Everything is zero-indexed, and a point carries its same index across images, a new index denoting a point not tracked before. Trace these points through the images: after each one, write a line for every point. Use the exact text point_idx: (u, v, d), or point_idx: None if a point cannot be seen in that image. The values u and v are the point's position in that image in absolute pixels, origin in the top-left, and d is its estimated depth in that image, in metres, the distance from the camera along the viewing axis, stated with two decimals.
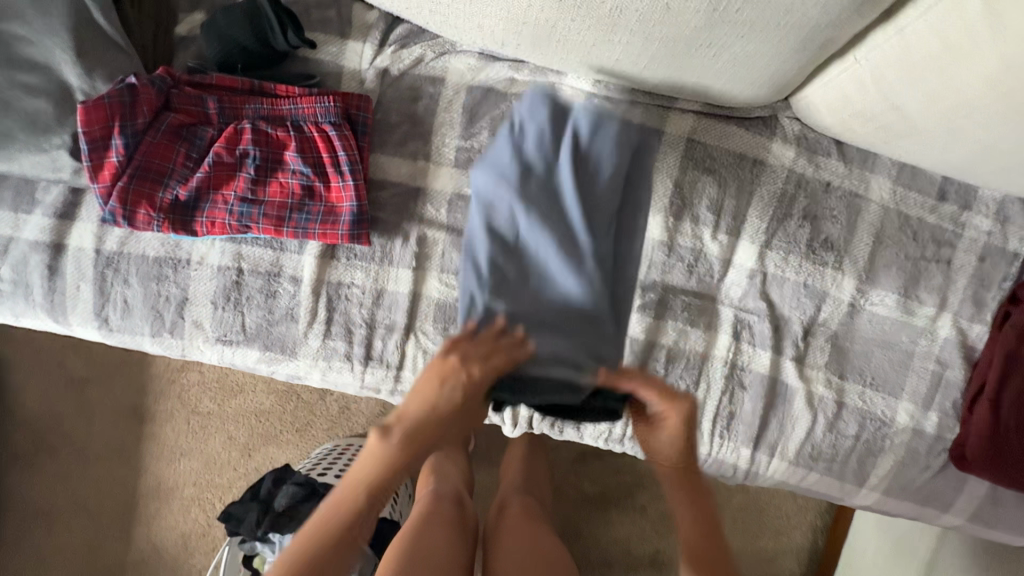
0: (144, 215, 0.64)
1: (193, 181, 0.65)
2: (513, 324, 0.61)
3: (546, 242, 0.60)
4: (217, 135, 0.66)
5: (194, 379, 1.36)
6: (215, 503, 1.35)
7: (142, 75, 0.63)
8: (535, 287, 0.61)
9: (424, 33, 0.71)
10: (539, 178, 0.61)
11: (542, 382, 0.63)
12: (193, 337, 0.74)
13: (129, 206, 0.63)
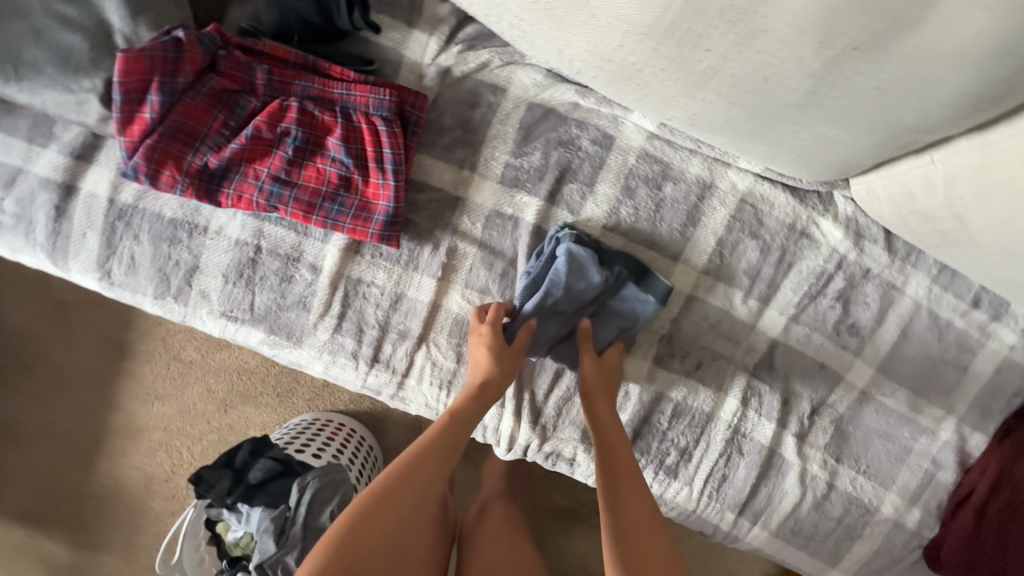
0: (169, 177, 0.60)
1: (228, 150, 0.61)
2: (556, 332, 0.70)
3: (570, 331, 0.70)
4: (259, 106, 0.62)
5: (179, 325, 1.32)
6: (183, 451, 1.36)
7: (191, 29, 0.59)
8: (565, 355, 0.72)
9: (494, 38, 0.67)
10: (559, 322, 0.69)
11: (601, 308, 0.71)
12: (197, 309, 0.71)
13: (154, 164, 0.59)
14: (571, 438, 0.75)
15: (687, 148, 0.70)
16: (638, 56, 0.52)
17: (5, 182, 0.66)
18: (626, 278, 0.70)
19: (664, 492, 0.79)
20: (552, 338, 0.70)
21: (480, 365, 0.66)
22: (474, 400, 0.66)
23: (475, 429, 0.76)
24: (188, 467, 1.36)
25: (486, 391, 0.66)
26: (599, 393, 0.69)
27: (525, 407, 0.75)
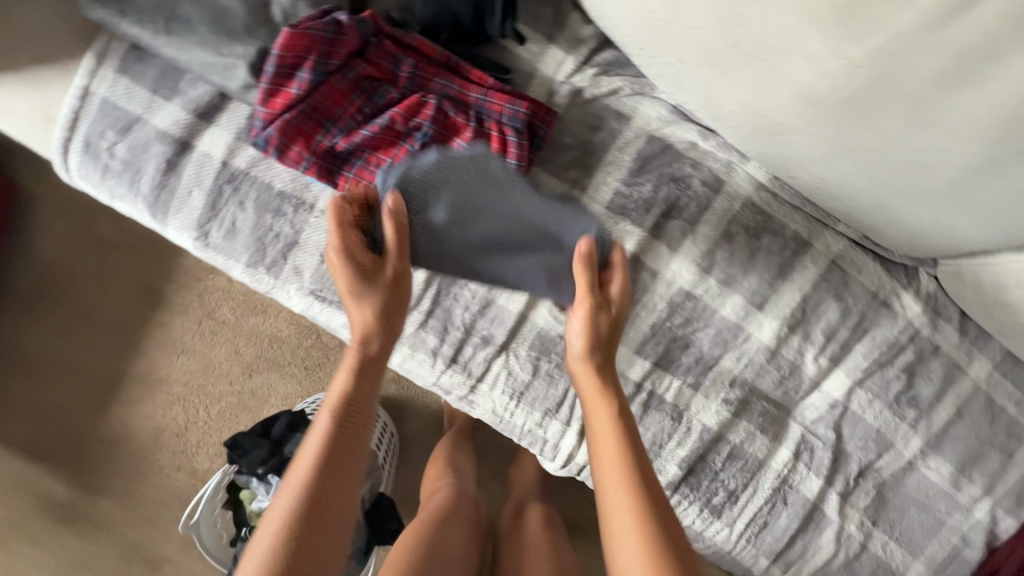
0: (297, 153, 0.60)
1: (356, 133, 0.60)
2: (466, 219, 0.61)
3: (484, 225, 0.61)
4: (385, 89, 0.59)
5: (218, 283, 1.31)
6: (199, 409, 1.34)
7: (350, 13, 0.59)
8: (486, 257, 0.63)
9: (629, 67, 0.68)
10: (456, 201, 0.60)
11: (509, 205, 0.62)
12: (287, 284, 0.70)
13: (285, 138, 0.59)
14: None
15: (792, 204, 0.72)
16: (796, 116, 0.55)
17: (122, 127, 0.65)
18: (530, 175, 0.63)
19: (705, 529, 0.80)
20: (470, 232, 0.61)
21: (361, 314, 0.60)
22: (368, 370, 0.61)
23: (535, 442, 0.77)
24: (202, 426, 1.35)
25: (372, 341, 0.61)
26: (580, 338, 0.63)
27: None
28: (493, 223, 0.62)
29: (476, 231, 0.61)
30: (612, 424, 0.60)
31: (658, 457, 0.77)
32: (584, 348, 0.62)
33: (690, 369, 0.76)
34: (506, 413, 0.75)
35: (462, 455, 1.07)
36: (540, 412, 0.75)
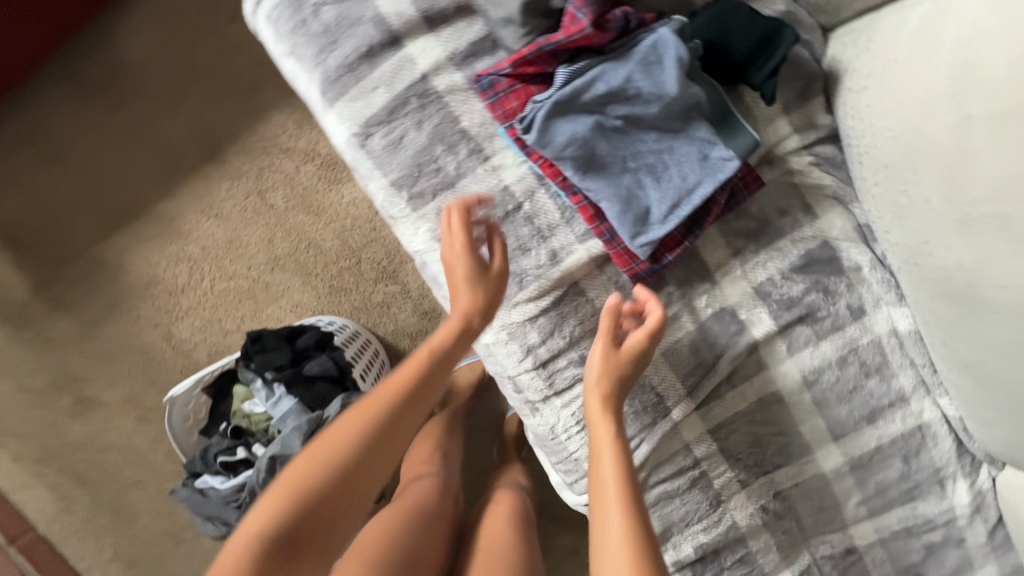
0: (511, 107, 0.60)
1: (559, 123, 0.58)
2: (609, 148, 0.59)
3: (622, 157, 0.60)
4: (619, 91, 0.57)
5: (282, 165, 1.22)
6: (206, 277, 1.26)
7: (632, 23, 0.58)
8: (613, 191, 0.60)
9: (840, 170, 0.67)
10: (609, 121, 0.58)
11: (653, 147, 0.60)
12: (421, 220, 0.66)
13: (509, 93, 0.60)
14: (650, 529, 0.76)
15: (913, 360, 0.72)
16: (990, 307, 0.55)
17: None
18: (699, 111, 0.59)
19: None
20: (605, 154, 0.59)
21: (466, 298, 0.62)
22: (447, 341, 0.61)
23: (573, 471, 0.75)
24: (200, 294, 1.28)
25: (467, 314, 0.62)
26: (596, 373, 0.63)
27: None
28: (632, 159, 0.60)
29: (610, 155, 0.59)
30: (615, 453, 0.59)
31: (679, 533, 0.77)
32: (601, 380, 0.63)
33: (746, 465, 0.76)
34: (563, 434, 0.73)
35: (454, 441, 0.97)
36: None
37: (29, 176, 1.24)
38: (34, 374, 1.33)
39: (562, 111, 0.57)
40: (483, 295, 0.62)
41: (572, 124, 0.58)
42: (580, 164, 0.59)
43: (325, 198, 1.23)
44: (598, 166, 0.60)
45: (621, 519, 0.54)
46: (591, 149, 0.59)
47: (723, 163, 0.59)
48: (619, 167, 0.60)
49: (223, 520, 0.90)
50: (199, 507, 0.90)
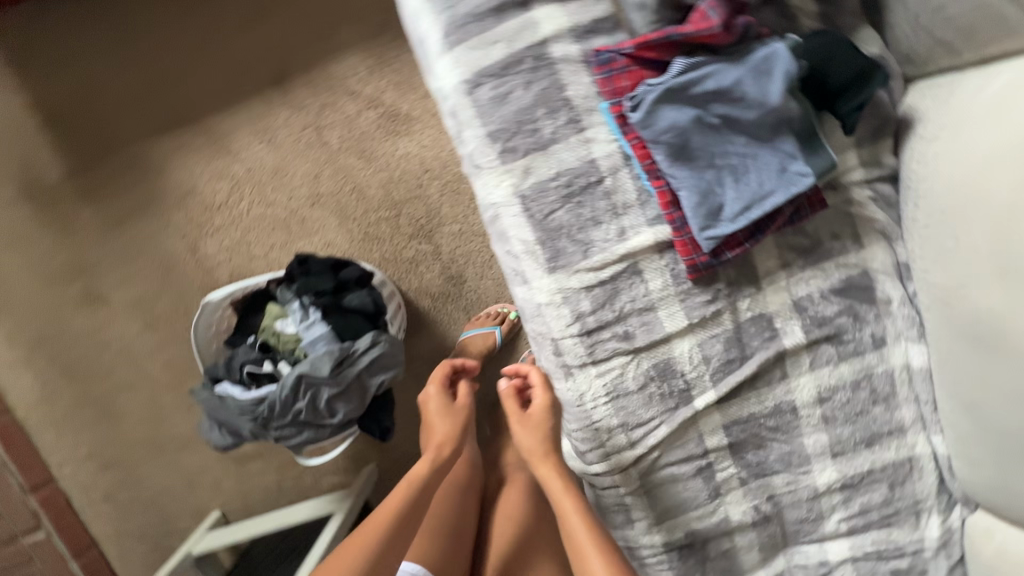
0: (622, 85, 0.65)
1: (663, 108, 0.62)
2: (702, 142, 0.64)
3: (711, 153, 0.64)
4: (725, 91, 0.61)
5: (343, 105, 1.24)
6: (246, 199, 1.28)
7: (753, 33, 0.63)
8: (694, 183, 0.65)
9: (893, 209, 0.73)
10: (709, 118, 0.63)
11: (740, 151, 0.64)
12: (506, 173, 0.70)
13: (624, 71, 0.65)
14: (650, 507, 0.81)
15: (917, 396, 0.79)
16: (1000, 348, 0.62)
17: None
18: (795, 123, 0.64)
19: None
20: (697, 147, 0.64)
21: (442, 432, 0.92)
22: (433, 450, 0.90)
23: (590, 439, 0.80)
24: (235, 214, 1.29)
25: (441, 448, 0.91)
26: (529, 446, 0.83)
27: (644, 460, 0.79)
28: (719, 157, 0.65)
29: (701, 148, 0.64)
30: (574, 504, 0.77)
31: (675, 515, 0.82)
32: (535, 447, 0.82)
33: (748, 465, 0.81)
34: (590, 403, 0.78)
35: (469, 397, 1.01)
36: (617, 421, 0.78)
37: (94, 65, 1.25)
38: (50, 258, 1.33)
39: (670, 98, 0.62)
40: (450, 423, 0.94)
41: (676, 111, 0.62)
42: (673, 150, 0.64)
43: (380, 146, 1.25)
44: (687, 157, 0.64)
45: (600, 562, 0.71)
46: (687, 140, 0.63)
47: (799, 180, 0.64)
48: (705, 162, 0.65)
49: (234, 427, 0.92)
50: (214, 410, 0.92)
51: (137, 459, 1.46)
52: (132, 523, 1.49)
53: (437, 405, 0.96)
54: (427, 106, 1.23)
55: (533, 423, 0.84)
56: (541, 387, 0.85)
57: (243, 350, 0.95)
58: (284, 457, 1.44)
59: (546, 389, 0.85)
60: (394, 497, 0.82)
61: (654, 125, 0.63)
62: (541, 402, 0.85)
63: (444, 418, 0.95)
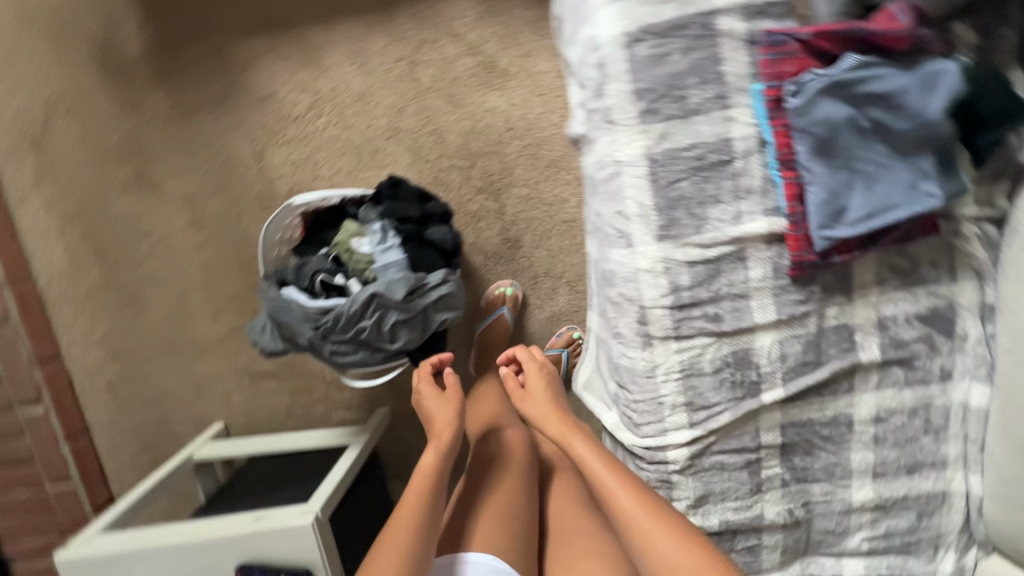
0: (787, 71, 0.67)
1: (824, 97, 0.65)
2: (849, 140, 0.66)
3: (854, 153, 0.66)
4: (887, 94, 0.64)
5: (444, 46, 1.22)
6: (324, 117, 1.26)
7: (924, 50, 0.65)
8: (830, 179, 0.67)
9: (993, 251, 0.75)
10: (863, 117, 0.65)
11: (881, 157, 0.66)
12: (641, 134, 0.71)
13: (793, 58, 0.66)
14: (691, 490, 0.83)
15: (967, 434, 0.81)
16: None
17: None
18: (937, 144, 0.65)
19: None
20: (843, 144, 0.66)
21: (444, 417, 0.99)
22: (440, 442, 0.96)
23: (651, 412, 0.82)
24: (309, 130, 1.27)
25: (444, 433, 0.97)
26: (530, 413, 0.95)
27: (699, 442, 0.81)
28: (860, 158, 0.67)
29: (846, 146, 0.66)
30: (589, 449, 0.85)
31: (712, 502, 0.84)
32: (539, 409, 0.94)
33: (793, 468, 0.84)
34: (661, 377, 0.79)
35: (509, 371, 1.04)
36: (682, 400, 0.80)
37: None
38: (110, 133, 1.30)
39: (834, 89, 0.64)
40: (451, 408, 1.01)
41: (833, 104, 0.65)
42: (819, 141, 0.66)
43: (470, 94, 1.24)
44: (830, 152, 0.67)
45: (627, 497, 0.77)
46: (836, 134, 0.66)
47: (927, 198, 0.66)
48: (846, 161, 0.67)
49: (292, 334, 0.91)
50: (276, 313, 0.91)
51: (150, 355, 1.43)
52: (130, 418, 1.46)
53: (431, 397, 1.03)
54: (526, 65, 1.22)
55: (529, 390, 0.97)
56: (524, 356, 1.01)
57: (314, 261, 0.94)
58: (300, 383, 1.43)
59: (529, 358, 1.01)
60: (416, 485, 0.90)
61: (809, 112, 0.65)
62: (532, 371, 0.99)
63: (444, 403, 1.02)
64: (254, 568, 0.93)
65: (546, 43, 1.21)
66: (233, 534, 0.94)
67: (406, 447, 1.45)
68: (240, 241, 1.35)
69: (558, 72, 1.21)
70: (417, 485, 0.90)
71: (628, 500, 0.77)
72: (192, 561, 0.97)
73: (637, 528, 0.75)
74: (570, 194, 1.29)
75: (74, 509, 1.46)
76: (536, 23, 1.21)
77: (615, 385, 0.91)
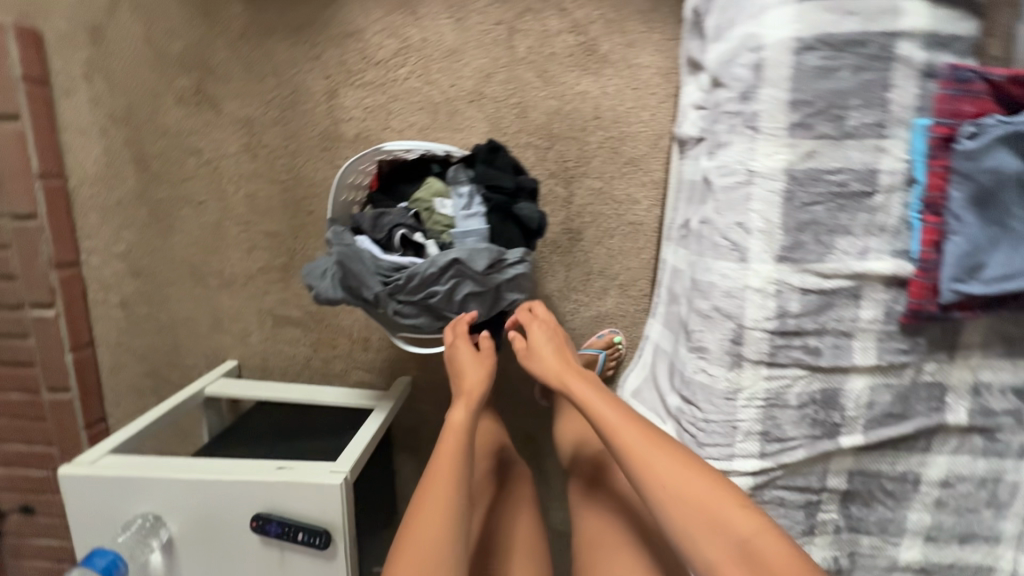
0: (967, 108, 0.65)
1: (999, 145, 0.64)
2: (1006, 195, 0.65)
3: (1006, 210, 0.65)
4: None
5: (547, 17, 1.16)
6: (407, 67, 1.20)
7: None
8: (975, 229, 0.66)
9: None
10: None
11: None
12: (787, 147, 0.67)
13: (977, 97, 0.65)
14: None
15: None
16: None
17: None
18: None
19: None
20: (1000, 198, 0.65)
21: (475, 373, 0.94)
22: (469, 399, 0.92)
23: (721, 434, 0.79)
24: (389, 78, 1.21)
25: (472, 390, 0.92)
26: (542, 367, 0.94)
27: (765, 474, 0.78)
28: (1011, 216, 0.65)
29: (1003, 200, 0.65)
30: (600, 397, 0.85)
31: None
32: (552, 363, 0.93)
33: (849, 516, 0.81)
34: (743, 400, 0.77)
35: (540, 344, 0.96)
36: (758, 428, 0.77)
37: None
38: (178, 39, 1.23)
39: (1011, 139, 0.63)
40: (483, 368, 0.94)
41: (1005, 154, 0.64)
42: (978, 188, 0.65)
43: (563, 74, 1.19)
44: (985, 202, 0.65)
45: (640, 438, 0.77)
46: (998, 185, 0.64)
47: None
48: (997, 214, 0.65)
49: (356, 286, 0.86)
50: (344, 262, 0.85)
51: (173, 278, 1.36)
52: (139, 339, 1.39)
53: (464, 358, 0.95)
54: (628, 55, 1.17)
55: (536, 345, 0.97)
56: (534, 313, 1.02)
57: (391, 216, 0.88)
58: (323, 336, 1.37)
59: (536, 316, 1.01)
60: (448, 444, 0.87)
61: (978, 155, 0.64)
62: (538, 327, 0.99)
63: (477, 362, 0.95)
64: (271, 521, 0.88)
65: (653, 37, 1.16)
66: (255, 480, 0.88)
67: (420, 421, 1.41)
68: (291, 178, 1.28)
69: (659, 69, 1.16)
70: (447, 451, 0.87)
71: (641, 443, 0.77)
72: (202, 502, 0.90)
73: (636, 454, 0.76)
74: (643, 196, 1.24)
75: (64, 423, 1.39)
76: (647, 14, 1.15)
77: (679, 400, 0.88)
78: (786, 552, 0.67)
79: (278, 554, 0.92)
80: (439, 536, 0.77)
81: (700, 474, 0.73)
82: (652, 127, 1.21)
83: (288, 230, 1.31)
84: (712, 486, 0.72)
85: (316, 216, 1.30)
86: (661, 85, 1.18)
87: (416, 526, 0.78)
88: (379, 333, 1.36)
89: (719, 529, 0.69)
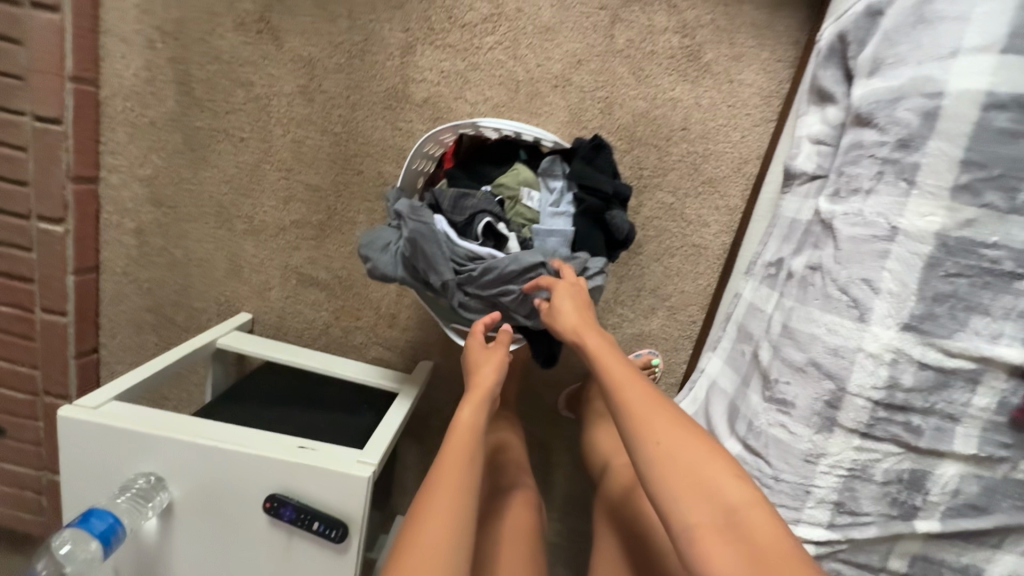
0: None
1: None
2: None
3: None
4: None
5: (655, 12, 1.08)
6: (494, 36, 1.10)
7: None
8: None
9: None
10: None
11: None
12: (944, 209, 0.61)
13: None
14: None
15: None
16: None
17: None
18: None
19: None
20: None
21: (489, 365, 0.89)
22: (482, 395, 0.86)
23: (789, 495, 0.74)
24: (472, 44, 1.11)
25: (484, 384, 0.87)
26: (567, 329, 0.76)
27: (830, 544, 0.74)
28: None
29: None
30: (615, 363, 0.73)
31: None
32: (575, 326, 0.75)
33: None
34: (824, 465, 0.72)
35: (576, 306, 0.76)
36: (833, 497, 0.72)
37: None
38: None
39: None
40: (494, 363, 0.89)
41: None
42: None
43: (659, 76, 1.10)
44: None
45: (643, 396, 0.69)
46: None
47: None
48: None
49: (426, 270, 0.79)
50: (418, 241, 0.77)
51: (195, 214, 1.25)
52: (148, 273, 1.28)
53: (479, 353, 0.91)
54: (732, 68, 1.09)
55: (563, 302, 0.76)
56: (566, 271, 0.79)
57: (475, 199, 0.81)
58: (348, 305, 1.27)
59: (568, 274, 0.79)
60: (460, 442, 0.81)
61: None
62: (567, 282, 0.78)
63: (491, 358, 0.90)
64: (287, 504, 0.80)
65: (762, 54, 1.08)
66: (274, 459, 0.81)
67: (432, 410, 1.33)
68: (346, 131, 1.17)
69: (761, 90, 1.08)
70: (461, 446, 0.81)
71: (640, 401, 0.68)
72: (210, 473, 0.82)
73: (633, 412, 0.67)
74: (714, 220, 1.16)
75: (53, 348, 1.28)
76: (761, 30, 1.07)
77: (739, 447, 0.81)
78: (770, 519, 0.59)
79: (284, 543, 0.84)
80: (448, 532, 0.71)
81: (691, 432, 0.65)
82: (739, 149, 1.13)
83: (331, 186, 1.21)
84: (705, 449, 0.64)
85: (364, 177, 1.19)
86: (759, 108, 1.10)
87: (419, 521, 0.72)
88: (408, 312, 1.27)
89: (706, 492, 0.61)
